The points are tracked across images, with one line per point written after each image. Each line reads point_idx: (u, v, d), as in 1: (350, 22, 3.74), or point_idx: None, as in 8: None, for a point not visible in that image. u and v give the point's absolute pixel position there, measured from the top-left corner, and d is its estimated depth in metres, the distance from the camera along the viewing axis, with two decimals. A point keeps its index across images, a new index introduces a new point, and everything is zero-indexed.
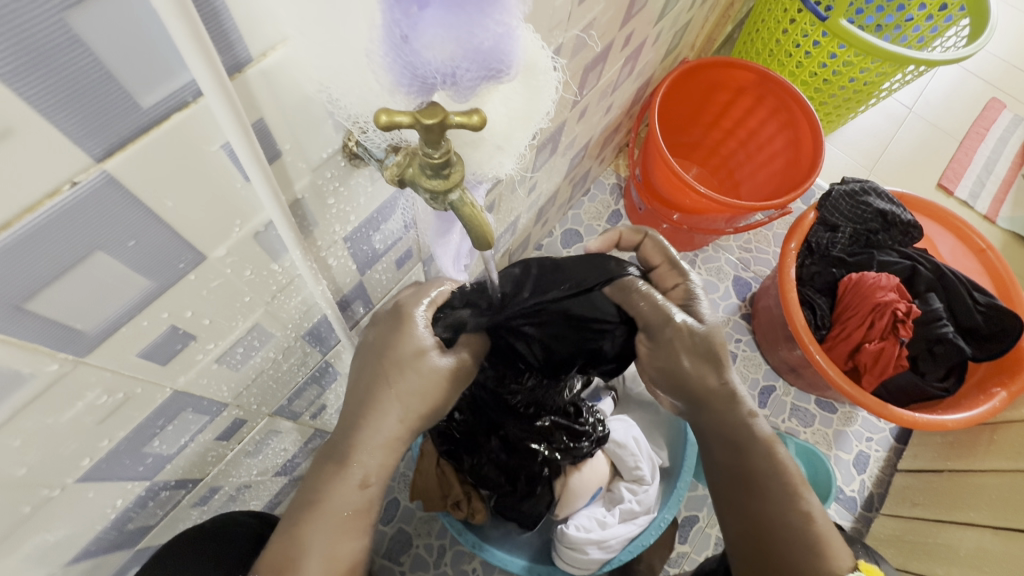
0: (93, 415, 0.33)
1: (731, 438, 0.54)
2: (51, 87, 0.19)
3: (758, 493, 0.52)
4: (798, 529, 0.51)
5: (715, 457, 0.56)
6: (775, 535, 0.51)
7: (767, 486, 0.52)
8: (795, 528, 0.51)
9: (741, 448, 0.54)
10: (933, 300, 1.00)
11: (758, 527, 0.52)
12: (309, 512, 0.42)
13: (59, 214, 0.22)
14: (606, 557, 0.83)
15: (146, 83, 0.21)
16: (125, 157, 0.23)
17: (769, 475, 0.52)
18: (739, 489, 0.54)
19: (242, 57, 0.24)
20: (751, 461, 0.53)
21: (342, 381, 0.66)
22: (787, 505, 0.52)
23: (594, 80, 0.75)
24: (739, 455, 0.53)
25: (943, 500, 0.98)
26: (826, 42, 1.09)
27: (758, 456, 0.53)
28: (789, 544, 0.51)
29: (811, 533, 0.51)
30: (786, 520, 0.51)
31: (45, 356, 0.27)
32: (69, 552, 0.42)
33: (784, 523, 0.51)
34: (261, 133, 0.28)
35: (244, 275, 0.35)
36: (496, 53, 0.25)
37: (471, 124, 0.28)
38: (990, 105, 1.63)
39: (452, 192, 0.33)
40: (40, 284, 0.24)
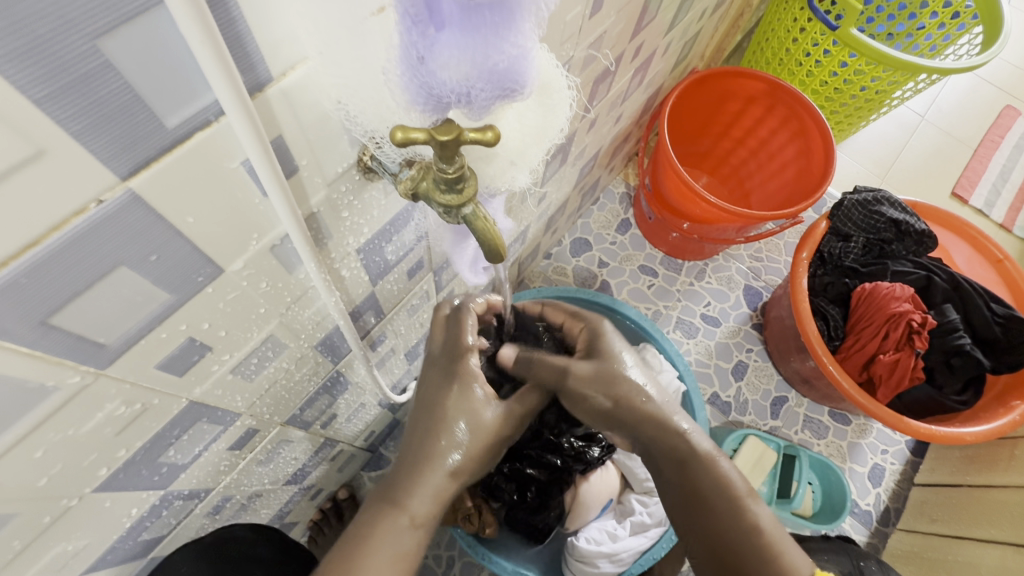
0: (112, 426, 0.33)
1: (678, 457, 0.53)
2: (82, 109, 0.20)
3: (712, 519, 0.52)
4: (754, 539, 0.51)
5: (670, 476, 0.55)
6: (737, 555, 0.51)
7: (721, 513, 0.52)
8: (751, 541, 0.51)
9: (686, 465, 0.53)
10: (950, 310, 0.99)
11: (719, 551, 0.52)
12: (357, 549, 0.43)
13: (85, 231, 0.23)
14: (617, 570, 0.81)
15: (171, 105, 0.22)
16: (149, 176, 0.23)
17: (721, 499, 0.52)
18: (692, 522, 0.54)
19: (263, 78, 0.25)
20: (694, 478, 0.53)
21: (352, 390, 0.66)
22: (738, 519, 0.52)
23: (604, 91, 0.75)
24: (677, 468, 0.54)
25: (963, 516, 0.96)
26: (837, 51, 1.09)
27: (703, 477, 0.53)
28: (747, 560, 0.50)
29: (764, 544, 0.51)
30: (745, 538, 0.51)
31: (68, 369, 0.27)
32: (86, 561, 0.43)
33: (743, 540, 0.51)
34: (280, 150, 0.29)
35: (261, 287, 0.36)
36: (511, 74, 0.26)
37: (486, 140, 0.28)
38: (1005, 113, 1.62)
39: (465, 207, 0.33)
40: (66, 298, 0.24)
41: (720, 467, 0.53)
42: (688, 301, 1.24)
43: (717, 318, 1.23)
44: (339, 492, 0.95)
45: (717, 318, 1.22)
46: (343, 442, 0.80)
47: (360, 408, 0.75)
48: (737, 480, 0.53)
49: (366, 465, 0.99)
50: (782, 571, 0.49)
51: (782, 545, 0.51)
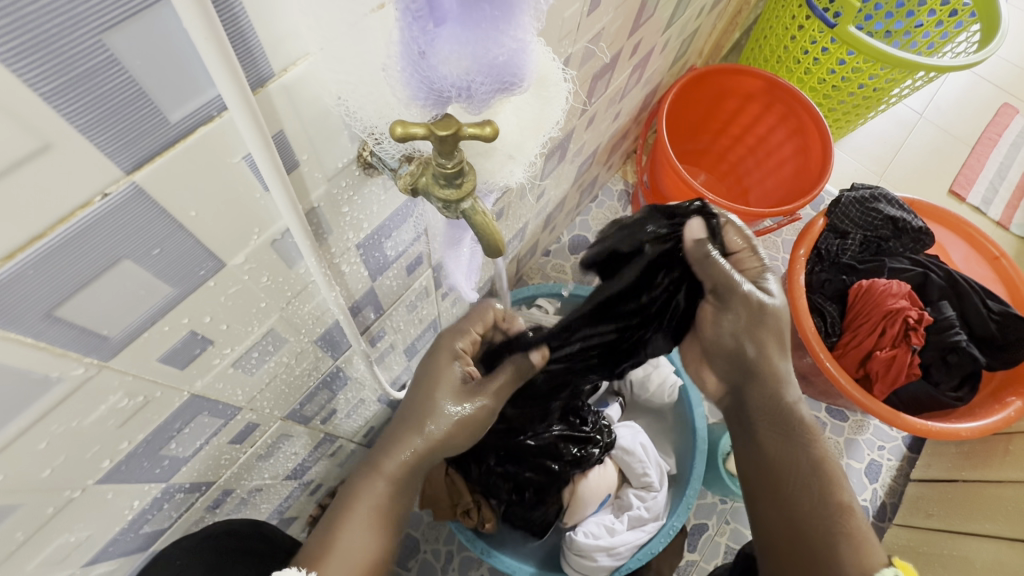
0: (114, 419, 0.33)
1: (779, 428, 0.57)
2: (87, 103, 0.20)
3: (792, 494, 0.55)
4: (830, 516, 0.53)
5: (761, 448, 0.58)
6: (810, 527, 0.54)
7: (802, 489, 0.55)
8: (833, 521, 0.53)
9: (787, 440, 0.57)
10: (946, 307, 0.99)
11: (792, 523, 0.55)
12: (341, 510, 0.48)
13: (90, 224, 0.23)
14: (615, 564, 0.83)
15: (174, 99, 0.22)
16: (152, 170, 0.24)
17: (805, 474, 0.55)
18: (767, 493, 0.57)
19: (265, 73, 0.25)
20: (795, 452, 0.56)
21: (352, 385, 0.66)
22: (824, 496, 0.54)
23: (603, 87, 0.75)
24: (772, 439, 0.57)
25: (958, 511, 0.97)
26: (835, 49, 1.09)
27: (795, 453, 0.56)
28: (822, 533, 0.53)
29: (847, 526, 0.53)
30: (820, 513, 0.54)
31: (72, 361, 0.28)
32: (87, 553, 0.43)
33: (818, 516, 0.54)
34: (280, 145, 0.29)
35: (262, 281, 0.36)
36: (510, 67, 0.26)
37: (484, 135, 0.29)
38: (1002, 110, 1.62)
39: (464, 202, 0.33)
40: (71, 290, 0.25)
41: (818, 446, 0.57)
42: None
43: None
44: (339, 488, 0.96)
45: None
46: (343, 437, 0.80)
47: (360, 404, 0.75)
48: (830, 460, 0.56)
49: None
50: (855, 550, 0.52)
51: (855, 527, 0.54)
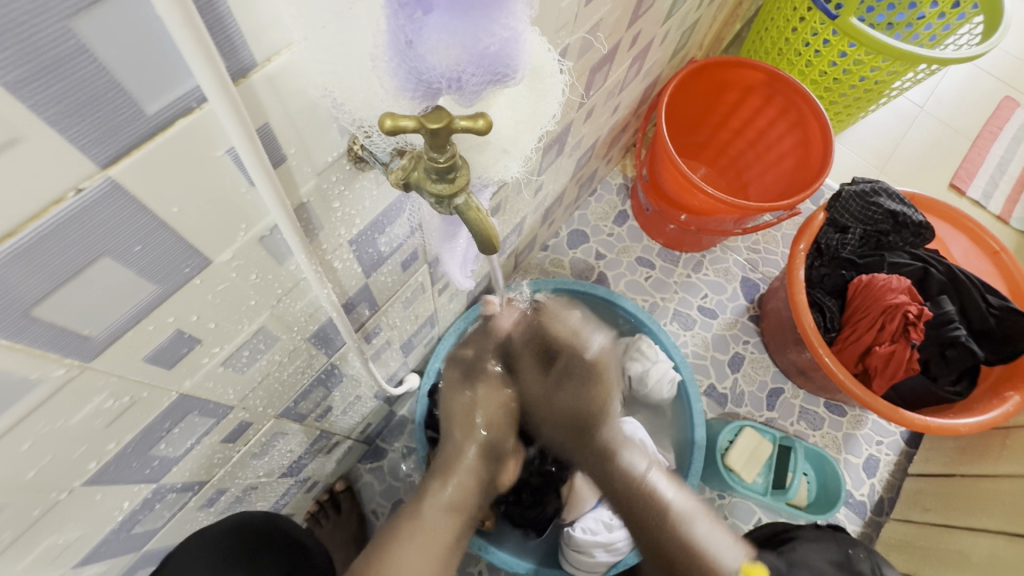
0: (100, 419, 0.33)
1: (624, 493, 0.68)
2: (56, 94, 0.19)
3: (655, 532, 0.66)
4: (684, 545, 0.64)
5: (621, 505, 0.69)
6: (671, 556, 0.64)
7: (659, 530, 0.66)
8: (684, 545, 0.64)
9: (630, 504, 0.68)
10: (945, 302, 0.99)
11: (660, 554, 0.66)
12: None
13: (65, 220, 0.22)
14: (613, 560, 0.82)
15: (150, 90, 0.21)
16: (129, 164, 0.23)
17: (658, 516, 0.66)
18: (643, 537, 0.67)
19: (248, 63, 0.24)
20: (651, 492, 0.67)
21: (348, 382, 0.66)
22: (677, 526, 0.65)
23: (601, 80, 0.74)
24: (625, 492, 0.68)
25: (955, 506, 0.97)
26: (836, 41, 1.08)
27: (643, 501, 0.67)
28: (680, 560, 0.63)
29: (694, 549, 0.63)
30: (678, 546, 0.64)
31: (52, 362, 0.27)
32: (78, 554, 0.42)
33: (675, 546, 0.64)
34: (267, 138, 0.28)
35: (250, 278, 0.35)
36: (503, 57, 0.25)
37: (477, 128, 0.28)
38: (1004, 104, 1.61)
39: (457, 197, 0.32)
40: (48, 289, 0.24)
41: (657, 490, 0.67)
42: (685, 293, 1.24)
43: (713, 310, 1.23)
44: (336, 484, 0.96)
45: (714, 310, 1.22)
46: (339, 434, 0.80)
47: (356, 401, 0.74)
48: (671, 498, 0.67)
49: (363, 457, 0.99)
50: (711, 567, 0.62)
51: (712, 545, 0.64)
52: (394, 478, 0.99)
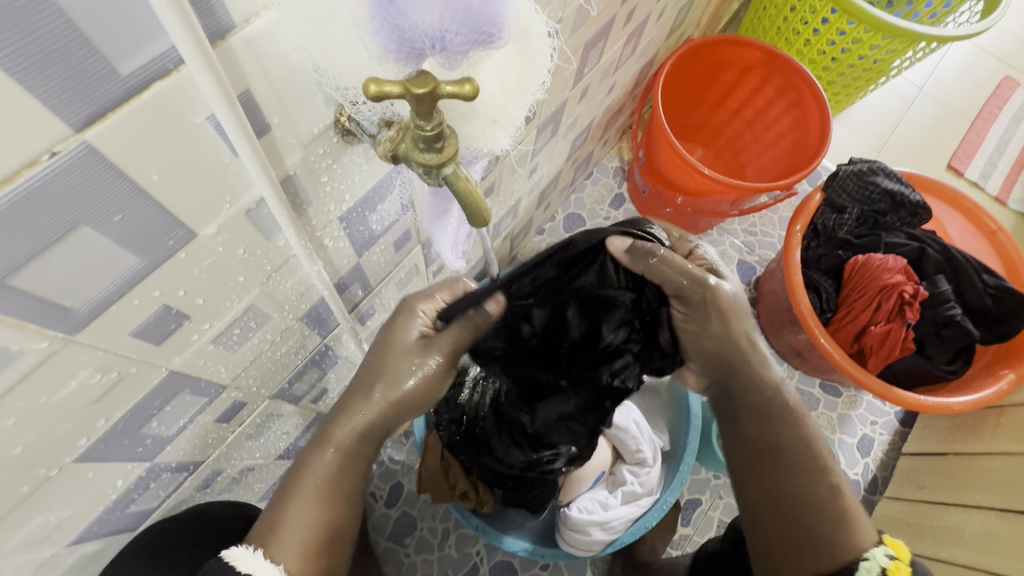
0: (87, 395, 0.32)
1: (766, 412, 0.56)
2: (24, 50, 0.18)
3: (789, 470, 0.54)
4: (832, 504, 0.53)
5: (752, 435, 0.57)
6: (801, 509, 0.53)
7: (798, 466, 0.54)
8: (823, 499, 0.53)
9: (771, 419, 0.56)
10: (942, 282, 0.99)
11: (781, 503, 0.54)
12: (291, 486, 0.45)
13: (38, 185, 0.22)
14: (609, 538, 0.83)
15: (123, 48, 0.21)
16: (105, 127, 0.22)
17: (803, 460, 0.54)
18: (771, 466, 0.55)
19: (225, 24, 0.23)
20: (780, 436, 0.55)
21: (342, 364, 0.66)
22: (815, 477, 0.54)
23: (596, 57, 0.73)
24: (774, 436, 0.55)
25: (947, 483, 0.98)
26: (835, 19, 1.06)
27: (790, 437, 0.55)
28: (817, 519, 0.52)
29: (835, 504, 0.53)
30: (822, 497, 0.53)
31: (33, 334, 0.27)
32: (72, 531, 0.43)
33: (816, 498, 0.53)
34: (248, 105, 0.28)
35: (237, 253, 0.35)
36: (487, 15, 0.24)
37: (464, 94, 0.27)
38: (1004, 84, 1.59)
39: (446, 166, 0.32)
40: (24, 258, 0.23)
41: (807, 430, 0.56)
42: None
43: None
44: None
45: None
46: None
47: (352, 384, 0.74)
48: (820, 443, 0.56)
49: None
50: (850, 533, 0.51)
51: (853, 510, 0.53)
52: (392, 462, 1.00)
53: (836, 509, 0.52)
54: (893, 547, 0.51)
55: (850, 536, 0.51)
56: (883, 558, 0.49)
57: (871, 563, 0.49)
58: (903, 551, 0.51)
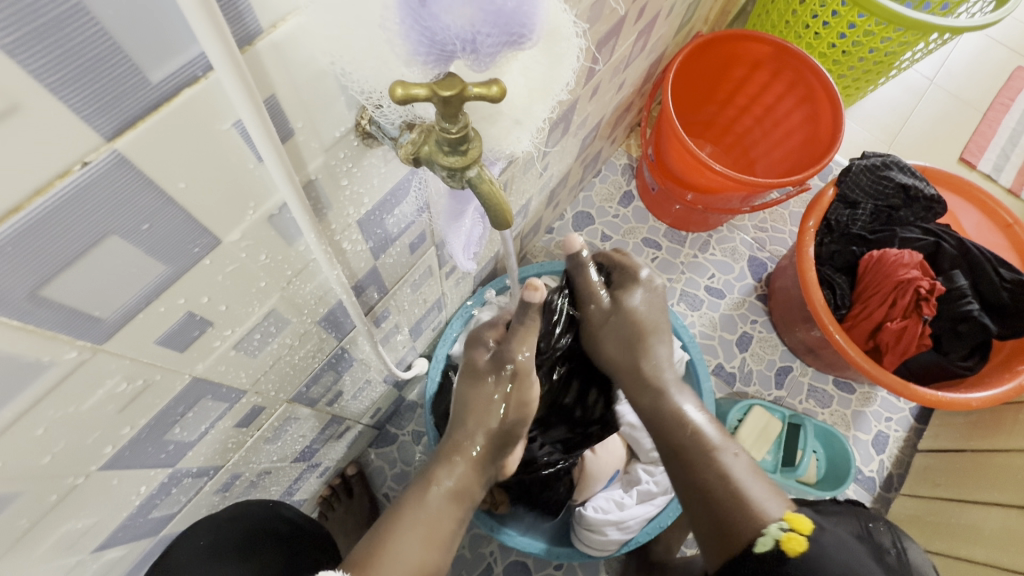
0: (113, 404, 0.32)
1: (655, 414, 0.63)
2: (58, 60, 0.18)
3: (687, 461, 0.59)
4: (724, 486, 0.56)
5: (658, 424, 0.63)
6: (710, 496, 0.57)
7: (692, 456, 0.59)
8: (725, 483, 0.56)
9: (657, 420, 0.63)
10: (958, 277, 0.97)
11: (698, 495, 0.58)
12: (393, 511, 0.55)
13: (71, 196, 0.22)
14: (625, 538, 0.83)
15: (153, 56, 0.20)
16: (135, 136, 0.22)
17: (693, 448, 0.59)
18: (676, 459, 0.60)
19: (252, 28, 0.23)
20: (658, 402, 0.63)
21: (358, 367, 0.66)
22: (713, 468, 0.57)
23: (607, 55, 0.72)
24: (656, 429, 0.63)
25: (965, 480, 0.97)
26: (845, 12, 1.05)
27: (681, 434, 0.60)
28: (723, 505, 0.56)
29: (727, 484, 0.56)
30: (716, 482, 0.57)
31: (64, 344, 0.26)
32: (98, 538, 0.43)
33: (716, 487, 0.57)
34: (273, 110, 0.27)
35: (260, 259, 0.35)
36: (519, 16, 0.24)
37: (491, 95, 0.27)
38: (1016, 74, 1.57)
39: (470, 168, 0.31)
40: (55, 269, 0.23)
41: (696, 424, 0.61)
42: (692, 273, 1.23)
43: (721, 290, 1.22)
44: (348, 468, 0.96)
45: (721, 290, 1.22)
46: (350, 419, 0.80)
47: (366, 386, 0.74)
48: (709, 432, 0.60)
49: (373, 441, 1.00)
50: (750, 519, 0.54)
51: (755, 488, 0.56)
52: (405, 463, 1.00)
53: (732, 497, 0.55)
54: (791, 521, 0.53)
55: (752, 516, 0.54)
56: (775, 532, 0.52)
57: (766, 538, 0.52)
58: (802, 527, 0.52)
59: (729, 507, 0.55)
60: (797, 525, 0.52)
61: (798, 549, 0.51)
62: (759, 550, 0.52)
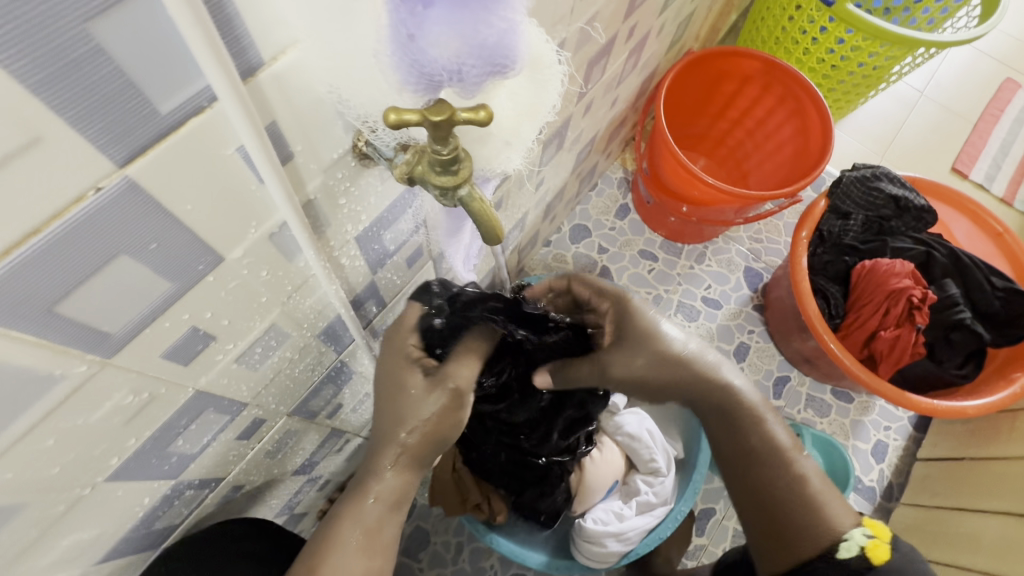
0: (120, 416, 0.34)
1: (742, 450, 0.57)
2: (78, 99, 0.20)
3: (759, 471, 0.56)
4: (797, 492, 0.54)
5: (742, 484, 0.57)
6: (782, 505, 0.54)
7: (766, 463, 0.56)
8: (796, 490, 0.54)
9: (734, 426, 0.57)
10: (950, 285, 0.99)
11: (767, 499, 0.55)
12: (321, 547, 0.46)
13: (85, 220, 0.23)
14: (625, 549, 0.83)
15: (164, 91, 0.22)
16: (146, 162, 0.24)
17: (766, 453, 0.56)
18: (744, 463, 0.57)
19: (255, 62, 0.25)
20: (743, 434, 0.57)
21: (357, 380, 0.67)
22: (784, 470, 0.55)
23: (598, 74, 0.74)
24: (737, 449, 0.58)
25: (964, 488, 0.97)
26: (833, 28, 1.08)
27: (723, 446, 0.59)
28: (794, 513, 0.54)
29: (807, 492, 0.54)
30: (790, 487, 0.54)
31: (74, 358, 0.28)
32: (101, 549, 0.43)
33: (787, 490, 0.54)
34: (274, 136, 0.29)
35: (261, 276, 0.36)
36: (501, 48, 0.26)
37: (478, 120, 0.28)
38: (1005, 86, 1.60)
39: (462, 187, 0.33)
40: (69, 286, 0.25)
41: (767, 428, 0.57)
42: (689, 285, 1.24)
43: (718, 300, 1.23)
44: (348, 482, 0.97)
45: (718, 301, 1.23)
46: (350, 432, 0.81)
47: (366, 398, 0.75)
48: (781, 434, 0.57)
49: None
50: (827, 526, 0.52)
51: (825, 493, 0.55)
52: None
53: (811, 504, 0.53)
54: (871, 527, 0.53)
55: (829, 523, 0.52)
56: (860, 538, 0.51)
57: (849, 543, 0.51)
58: (881, 532, 0.52)
59: (811, 525, 0.53)
60: (876, 530, 0.53)
61: (885, 556, 0.51)
62: (846, 556, 0.51)
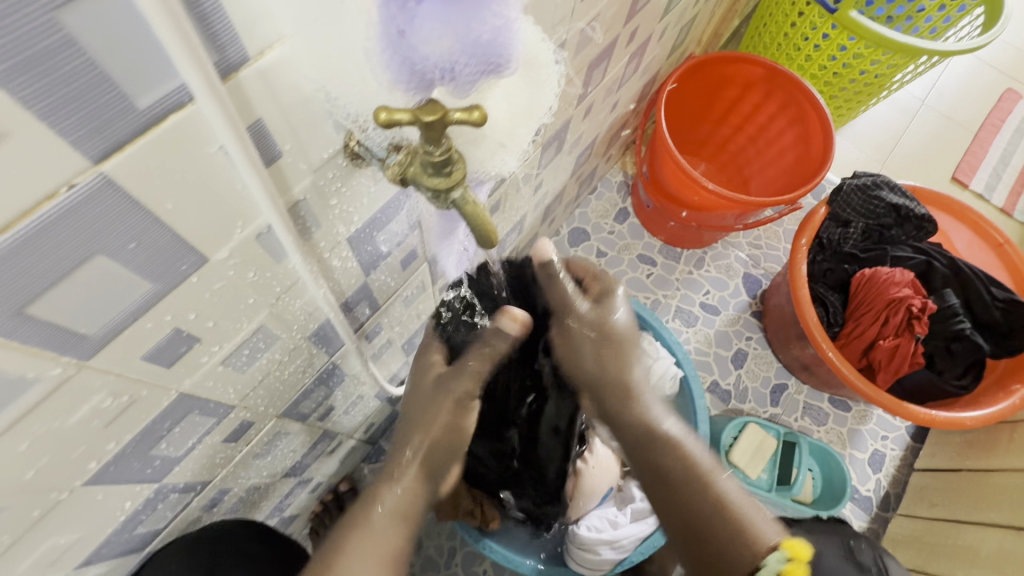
0: (99, 419, 0.33)
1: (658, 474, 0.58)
2: (49, 89, 0.19)
3: (684, 497, 0.56)
4: (716, 515, 0.55)
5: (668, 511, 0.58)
6: (701, 526, 0.55)
7: (680, 484, 0.56)
8: (714, 515, 0.55)
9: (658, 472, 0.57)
10: (949, 295, 0.98)
11: (690, 523, 0.56)
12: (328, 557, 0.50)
13: (57, 217, 0.22)
14: (618, 557, 0.82)
15: (141, 84, 0.21)
16: (123, 158, 0.23)
17: (682, 475, 0.56)
18: (663, 490, 0.58)
19: (239, 58, 0.24)
20: (658, 459, 0.57)
21: (349, 383, 0.66)
22: (702, 494, 0.56)
23: (599, 76, 0.74)
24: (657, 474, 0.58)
25: (963, 500, 0.96)
26: (836, 35, 1.07)
27: (650, 448, 0.58)
28: (715, 536, 0.55)
29: (725, 515, 0.54)
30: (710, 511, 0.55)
31: (48, 361, 0.27)
32: (80, 554, 0.42)
33: (707, 516, 0.55)
34: (260, 135, 0.28)
35: (248, 277, 0.35)
36: (494, 47, 0.26)
37: (472, 120, 0.28)
38: (1006, 96, 1.60)
39: (455, 190, 0.32)
40: (43, 287, 0.24)
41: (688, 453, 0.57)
42: (687, 290, 1.23)
43: (716, 306, 1.22)
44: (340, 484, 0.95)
45: (716, 306, 1.22)
46: (342, 435, 0.80)
47: (358, 402, 0.74)
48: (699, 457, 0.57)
49: (366, 457, 0.99)
50: (749, 545, 0.53)
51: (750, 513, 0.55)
52: None
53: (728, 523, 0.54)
54: (790, 549, 0.52)
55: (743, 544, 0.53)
56: (775, 563, 0.52)
57: (765, 569, 0.52)
58: (798, 552, 0.52)
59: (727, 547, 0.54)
60: (797, 550, 0.52)
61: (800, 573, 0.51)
62: None
